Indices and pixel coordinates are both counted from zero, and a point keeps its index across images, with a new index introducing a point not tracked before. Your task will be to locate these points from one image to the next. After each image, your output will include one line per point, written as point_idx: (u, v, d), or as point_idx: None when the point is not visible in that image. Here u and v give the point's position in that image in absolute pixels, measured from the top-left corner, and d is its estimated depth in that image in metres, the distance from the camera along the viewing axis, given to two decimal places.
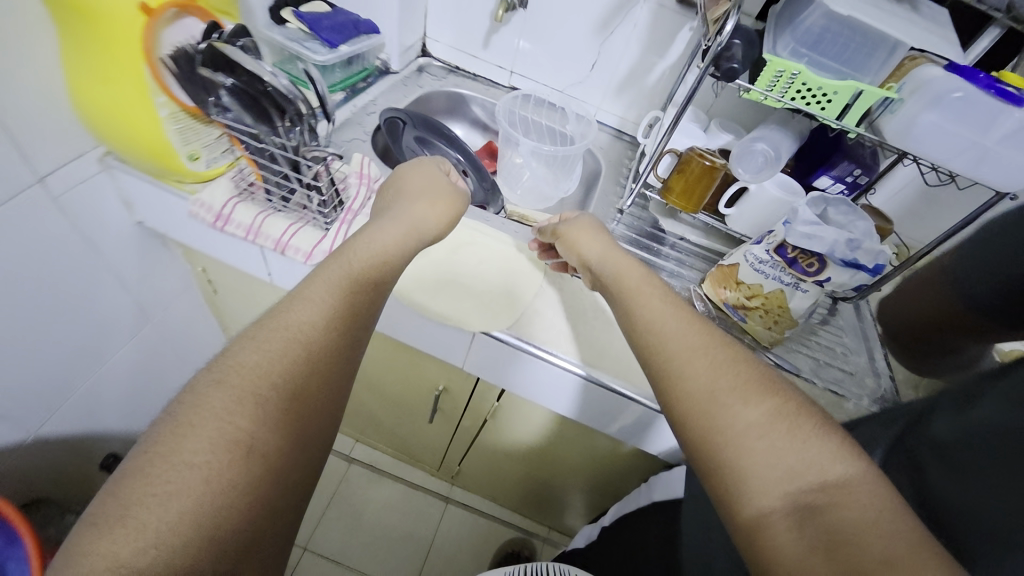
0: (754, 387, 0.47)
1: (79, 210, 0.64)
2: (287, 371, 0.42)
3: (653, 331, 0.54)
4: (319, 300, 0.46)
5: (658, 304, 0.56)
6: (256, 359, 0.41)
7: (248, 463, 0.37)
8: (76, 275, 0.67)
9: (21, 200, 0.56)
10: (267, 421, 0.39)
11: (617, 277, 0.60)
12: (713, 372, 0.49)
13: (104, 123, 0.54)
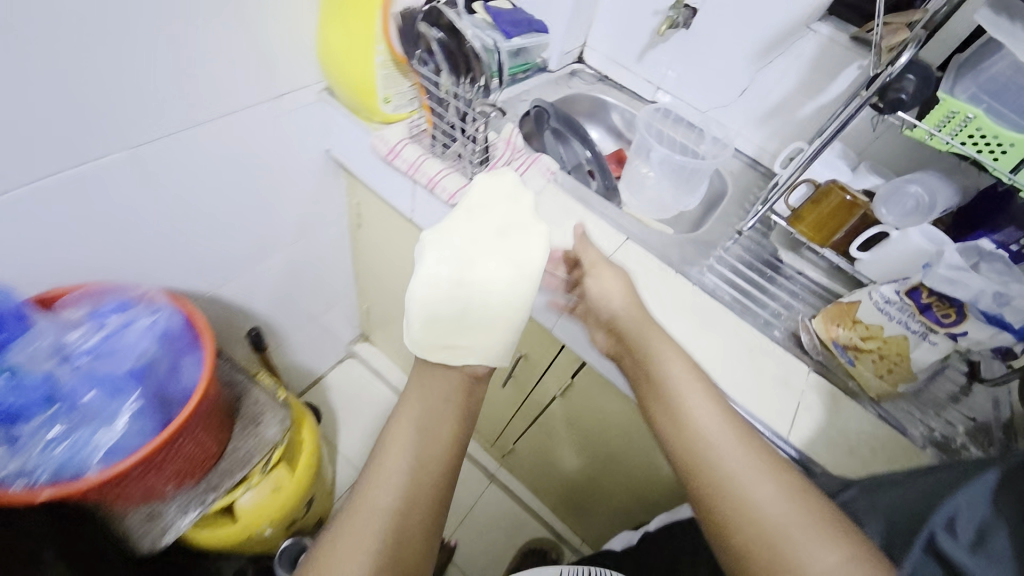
0: (784, 480, 0.42)
1: (292, 129, 0.81)
2: (432, 447, 0.51)
3: (688, 416, 0.47)
4: (433, 379, 0.56)
5: (706, 396, 0.49)
6: (387, 449, 0.50)
7: (426, 530, 0.47)
8: (274, 177, 0.83)
9: (263, 107, 0.74)
10: (423, 498, 0.48)
11: (649, 335, 0.55)
12: (751, 477, 0.42)
13: (331, 63, 0.71)
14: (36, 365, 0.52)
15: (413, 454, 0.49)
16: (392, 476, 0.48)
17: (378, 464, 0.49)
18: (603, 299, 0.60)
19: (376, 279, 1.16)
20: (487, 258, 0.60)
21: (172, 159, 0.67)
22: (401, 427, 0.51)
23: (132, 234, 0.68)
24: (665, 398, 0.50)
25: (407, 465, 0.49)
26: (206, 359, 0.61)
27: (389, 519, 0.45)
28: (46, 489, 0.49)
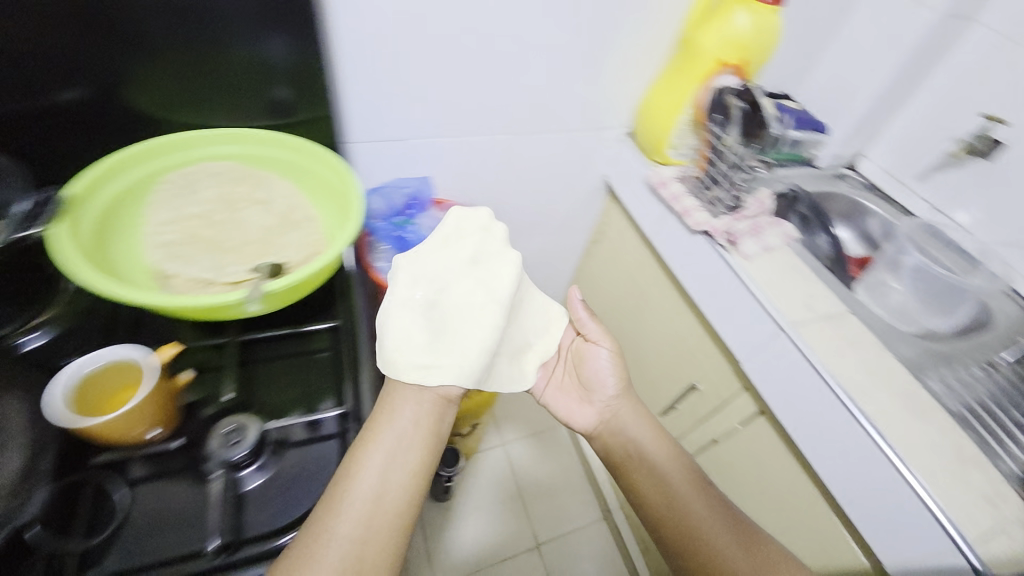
0: (741, 528, 0.62)
1: (592, 154, 1.07)
2: (398, 467, 0.54)
3: (670, 492, 0.66)
4: (401, 408, 0.58)
5: (680, 464, 0.69)
6: (356, 471, 0.52)
7: (387, 552, 0.50)
8: (565, 184, 1.11)
9: (583, 134, 1.02)
10: (385, 522, 0.51)
11: (624, 427, 0.75)
12: (717, 527, 0.62)
13: (646, 113, 0.96)
14: (425, 228, 0.87)
15: (377, 479, 0.52)
16: (351, 499, 0.51)
17: (346, 484, 0.51)
18: (600, 381, 0.78)
19: (587, 289, 1.37)
20: (452, 284, 0.66)
21: (523, 149, 0.99)
22: (371, 447, 0.54)
23: (474, 188, 1.01)
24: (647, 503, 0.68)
25: (371, 485, 0.52)
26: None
27: (353, 534, 0.49)
28: None
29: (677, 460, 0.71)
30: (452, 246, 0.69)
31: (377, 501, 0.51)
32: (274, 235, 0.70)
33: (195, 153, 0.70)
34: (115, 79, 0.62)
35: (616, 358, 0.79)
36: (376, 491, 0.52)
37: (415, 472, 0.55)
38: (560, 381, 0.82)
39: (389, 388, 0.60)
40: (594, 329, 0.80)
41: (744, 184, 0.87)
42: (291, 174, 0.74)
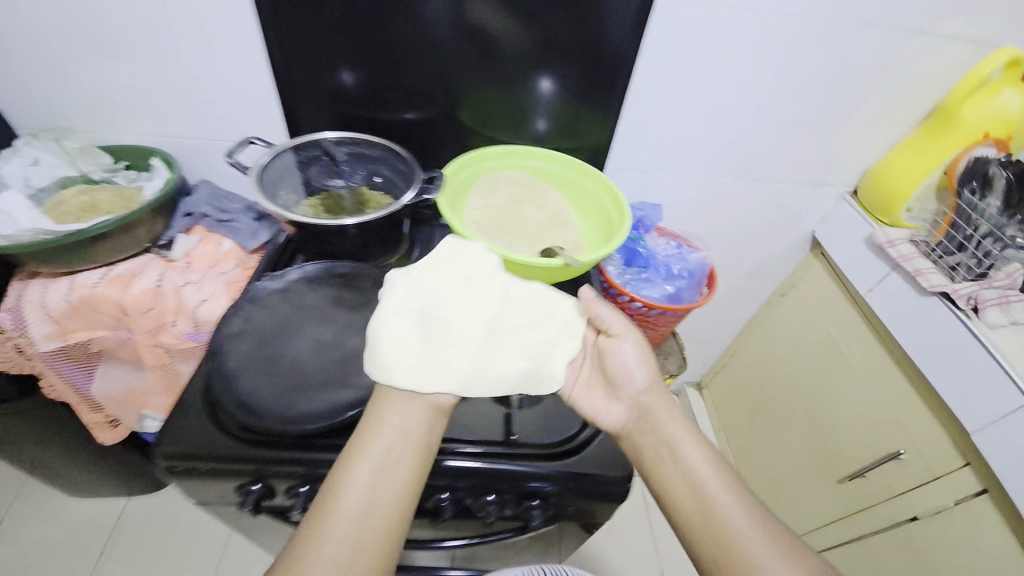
0: (780, 537, 0.56)
1: (807, 207, 1.13)
2: (386, 486, 0.55)
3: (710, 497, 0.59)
4: (395, 414, 0.58)
5: (718, 471, 0.61)
6: (339, 494, 0.53)
7: (382, 553, 0.52)
8: (771, 231, 1.18)
9: (805, 187, 1.09)
10: (374, 533, 0.52)
11: (659, 423, 0.64)
12: (762, 540, 0.55)
13: (877, 176, 1.00)
14: (646, 246, 0.96)
15: (364, 490, 0.54)
16: (335, 515, 0.52)
17: (329, 503, 0.53)
18: (625, 377, 0.66)
19: (763, 342, 1.38)
20: (446, 293, 0.65)
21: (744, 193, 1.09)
22: (358, 463, 0.55)
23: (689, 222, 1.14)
24: (695, 515, 0.58)
25: (357, 500, 0.53)
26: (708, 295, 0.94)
27: (332, 553, 0.50)
28: (621, 293, 0.91)
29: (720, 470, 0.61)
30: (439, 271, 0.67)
31: (370, 508, 0.53)
32: (547, 230, 0.89)
33: (503, 162, 0.93)
34: (453, 105, 0.92)
35: (640, 347, 0.67)
36: (367, 500, 0.53)
37: (398, 482, 0.55)
38: (586, 379, 0.68)
39: (378, 391, 0.60)
40: (613, 320, 0.68)
41: (997, 255, 0.84)
42: (563, 186, 0.93)
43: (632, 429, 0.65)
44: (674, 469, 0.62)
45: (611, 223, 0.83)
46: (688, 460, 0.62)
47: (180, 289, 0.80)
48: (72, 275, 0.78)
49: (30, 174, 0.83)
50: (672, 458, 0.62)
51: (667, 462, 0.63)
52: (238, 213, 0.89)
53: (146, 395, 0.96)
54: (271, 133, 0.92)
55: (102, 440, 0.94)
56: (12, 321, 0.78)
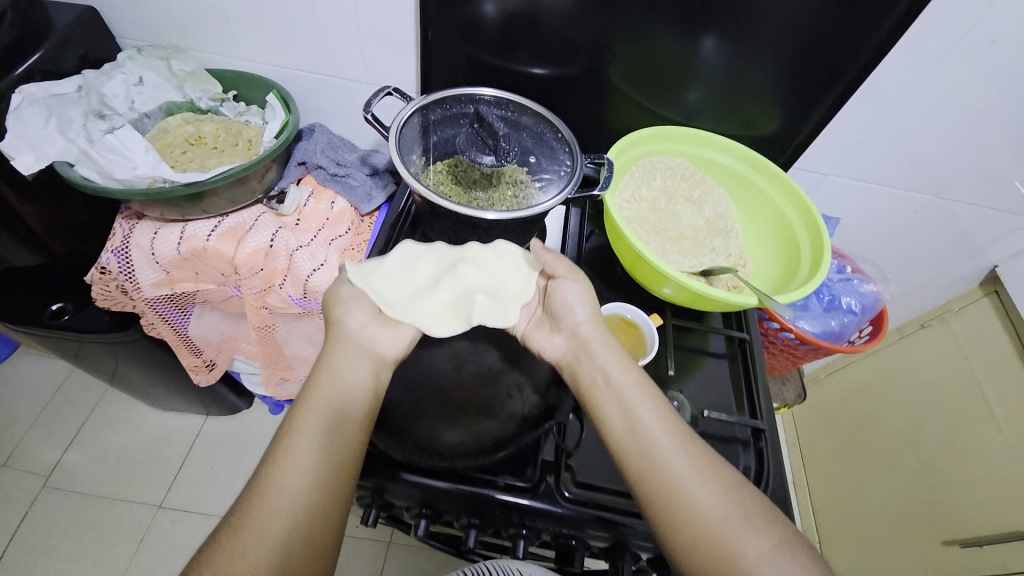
0: (729, 485, 0.45)
1: (1004, 239, 0.94)
2: (343, 434, 0.47)
3: (645, 437, 0.47)
4: (342, 369, 0.50)
5: (659, 412, 0.49)
6: (285, 459, 0.44)
7: (334, 498, 0.45)
8: (943, 257, 1.00)
9: (1013, 216, 0.89)
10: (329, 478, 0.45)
11: (593, 351, 0.54)
12: (707, 488, 0.44)
13: None
14: None
15: (318, 438, 0.46)
16: (278, 490, 0.43)
17: (277, 462, 0.44)
18: (567, 312, 0.56)
19: (878, 374, 1.24)
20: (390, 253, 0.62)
21: (930, 210, 0.92)
22: (311, 413, 0.47)
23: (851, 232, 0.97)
24: (630, 455, 0.47)
25: (315, 453, 0.45)
26: (875, 338, 0.80)
27: (288, 524, 0.42)
28: (777, 320, 0.78)
29: (653, 392, 0.51)
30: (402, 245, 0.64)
31: (336, 454, 0.46)
32: (703, 236, 0.74)
33: (666, 145, 0.77)
34: (606, 61, 0.74)
35: (588, 286, 0.58)
36: (327, 445, 0.46)
37: (357, 413, 0.49)
38: (532, 315, 0.60)
39: (333, 295, 0.56)
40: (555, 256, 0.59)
41: None
42: (731, 186, 0.77)
43: (569, 355, 0.55)
44: (605, 390, 0.51)
45: (793, 251, 0.70)
46: (620, 383, 0.51)
47: (293, 252, 0.73)
48: (185, 223, 0.71)
49: (135, 96, 0.74)
50: (604, 374, 0.52)
51: (599, 386, 0.52)
52: (353, 168, 0.78)
53: (238, 341, 0.92)
54: (392, 72, 0.78)
55: (199, 379, 0.94)
56: (119, 263, 0.71)
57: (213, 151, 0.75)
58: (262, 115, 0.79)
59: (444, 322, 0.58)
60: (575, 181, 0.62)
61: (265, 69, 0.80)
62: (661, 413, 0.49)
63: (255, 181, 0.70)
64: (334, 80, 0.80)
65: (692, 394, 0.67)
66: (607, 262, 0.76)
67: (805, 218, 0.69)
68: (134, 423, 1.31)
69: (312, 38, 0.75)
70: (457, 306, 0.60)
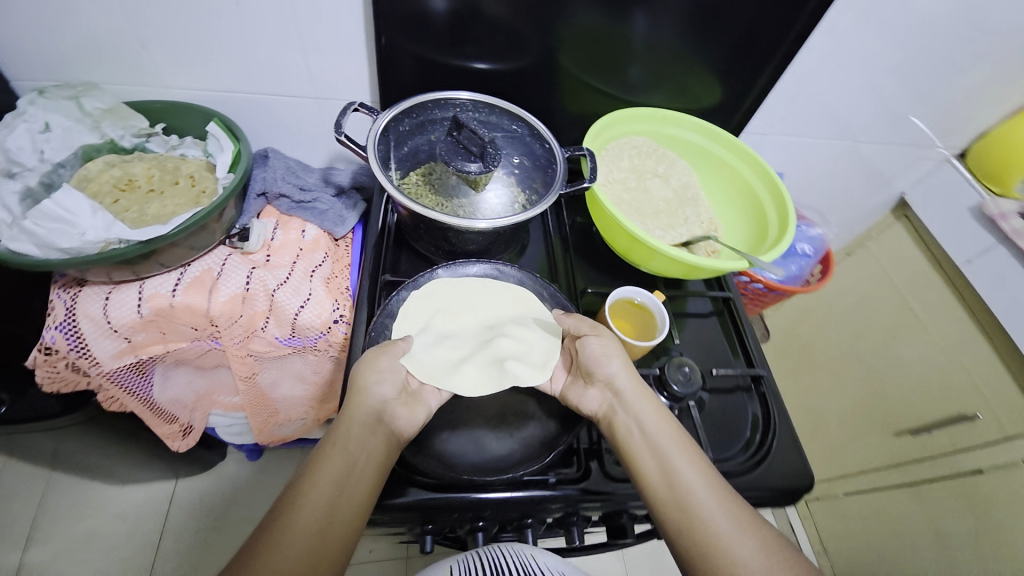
0: (767, 538, 0.46)
1: (906, 168, 1.07)
2: (349, 493, 0.47)
3: (683, 489, 0.48)
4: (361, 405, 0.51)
5: (698, 464, 0.50)
6: (292, 511, 0.45)
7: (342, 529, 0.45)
8: (861, 191, 1.14)
9: (912, 147, 1.02)
10: (343, 505, 0.46)
11: (629, 402, 0.54)
12: (746, 541, 0.45)
13: (1000, 138, 0.94)
14: None
15: (324, 494, 0.46)
16: (296, 512, 0.45)
17: (285, 515, 0.45)
18: (599, 363, 0.56)
19: (814, 305, 1.38)
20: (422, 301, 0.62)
21: (847, 151, 1.03)
22: (322, 470, 0.48)
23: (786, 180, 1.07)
24: (668, 506, 0.48)
25: (320, 510, 0.45)
26: (826, 274, 0.91)
27: (299, 541, 0.44)
28: (747, 272, 0.86)
29: (690, 447, 0.51)
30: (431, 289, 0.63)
31: (340, 512, 0.46)
32: (676, 207, 0.79)
33: (627, 125, 0.80)
34: (557, 47, 0.74)
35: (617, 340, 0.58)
36: (332, 502, 0.46)
37: (365, 473, 0.48)
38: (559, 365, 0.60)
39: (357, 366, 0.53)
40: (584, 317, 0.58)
41: None
42: (691, 156, 0.83)
43: (604, 408, 0.55)
44: (641, 443, 0.52)
45: (758, 210, 0.76)
46: (658, 438, 0.51)
47: (273, 291, 0.67)
48: (141, 281, 0.64)
49: (44, 146, 0.64)
50: (642, 430, 0.52)
51: (635, 438, 0.52)
52: (318, 190, 0.73)
53: (216, 395, 0.85)
54: (336, 81, 0.73)
55: (176, 447, 0.85)
56: (68, 339, 0.62)
57: (150, 194, 0.67)
58: (201, 145, 0.72)
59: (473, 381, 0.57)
60: (562, 177, 0.64)
61: (190, 94, 0.71)
62: (698, 464, 0.50)
63: (215, 222, 0.64)
64: (273, 97, 0.74)
65: (693, 353, 0.72)
66: (592, 246, 0.78)
67: (764, 178, 0.76)
68: (91, 508, 1.16)
69: (240, 54, 0.68)
70: (485, 360, 0.59)
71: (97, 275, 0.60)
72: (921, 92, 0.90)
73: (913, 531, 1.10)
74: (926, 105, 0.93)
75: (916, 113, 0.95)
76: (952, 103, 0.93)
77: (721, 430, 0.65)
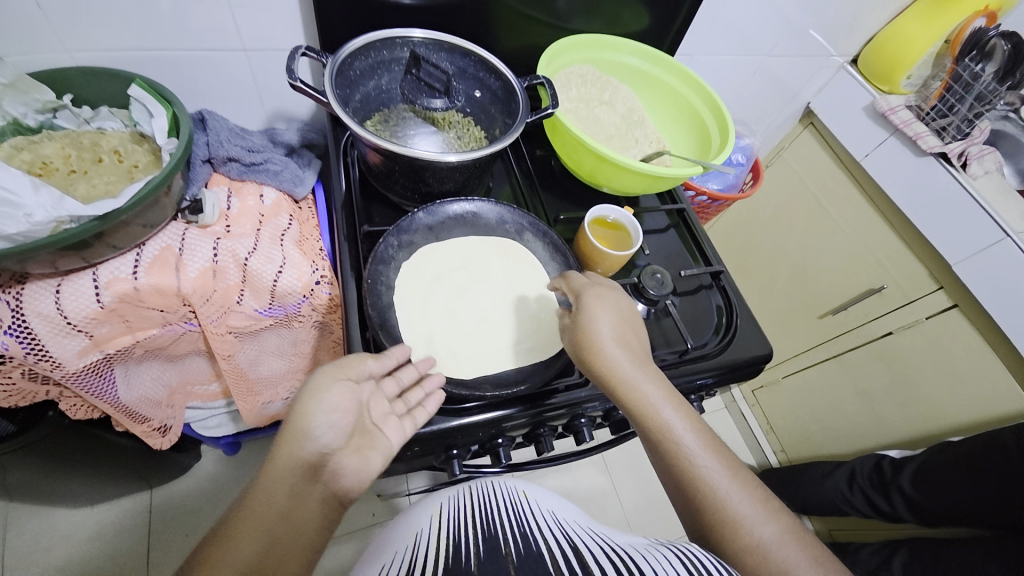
0: (748, 491, 0.46)
1: (809, 79, 1.19)
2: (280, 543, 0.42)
3: (675, 447, 0.50)
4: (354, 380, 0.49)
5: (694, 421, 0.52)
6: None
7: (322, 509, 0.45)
8: (774, 104, 1.25)
9: (814, 59, 1.13)
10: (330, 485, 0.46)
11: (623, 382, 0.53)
12: (734, 492, 0.47)
13: (883, 43, 1.08)
14: None
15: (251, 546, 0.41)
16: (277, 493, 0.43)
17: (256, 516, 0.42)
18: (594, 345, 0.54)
19: (741, 220, 1.52)
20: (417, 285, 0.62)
21: (761, 66, 1.12)
22: (279, 489, 0.43)
23: None
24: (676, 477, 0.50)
25: (249, 564, 0.40)
26: (757, 180, 1.01)
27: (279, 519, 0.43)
28: (693, 185, 0.93)
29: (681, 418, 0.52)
30: (424, 269, 0.62)
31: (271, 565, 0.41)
32: (626, 130, 0.83)
33: (571, 55, 0.82)
34: None
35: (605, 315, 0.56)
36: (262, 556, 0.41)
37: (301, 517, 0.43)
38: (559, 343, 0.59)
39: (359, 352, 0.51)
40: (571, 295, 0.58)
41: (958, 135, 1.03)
42: (632, 81, 0.86)
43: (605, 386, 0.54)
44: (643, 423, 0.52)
45: (699, 124, 0.83)
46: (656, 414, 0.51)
47: (245, 261, 0.64)
48: (93, 268, 0.58)
49: None
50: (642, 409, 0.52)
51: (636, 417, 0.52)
52: (268, 151, 0.70)
53: (190, 386, 0.83)
54: (259, 30, 0.67)
55: (159, 445, 0.81)
56: (23, 344, 0.56)
57: (73, 175, 0.60)
58: (121, 116, 0.65)
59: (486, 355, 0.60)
60: (526, 105, 0.65)
61: (96, 57, 0.63)
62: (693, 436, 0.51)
63: (166, 195, 0.59)
64: (189, 54, 0.67)
65: (660, 263, 0.78)
66: (553, 177, 0.81)
67: (701, 94, 0.82)
68: (60, 536, 1.08)
69: (142, 8, 0.60)
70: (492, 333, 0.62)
71: (41, 267, 0.54)
72: (819, 4, 1.00)
73: (844, 397, 1.30)
74: (821, 17, 1.03)
75: (816, 25, 1.04)
76: (843, 13, 1.04)
77: (694, 323, 0.73)
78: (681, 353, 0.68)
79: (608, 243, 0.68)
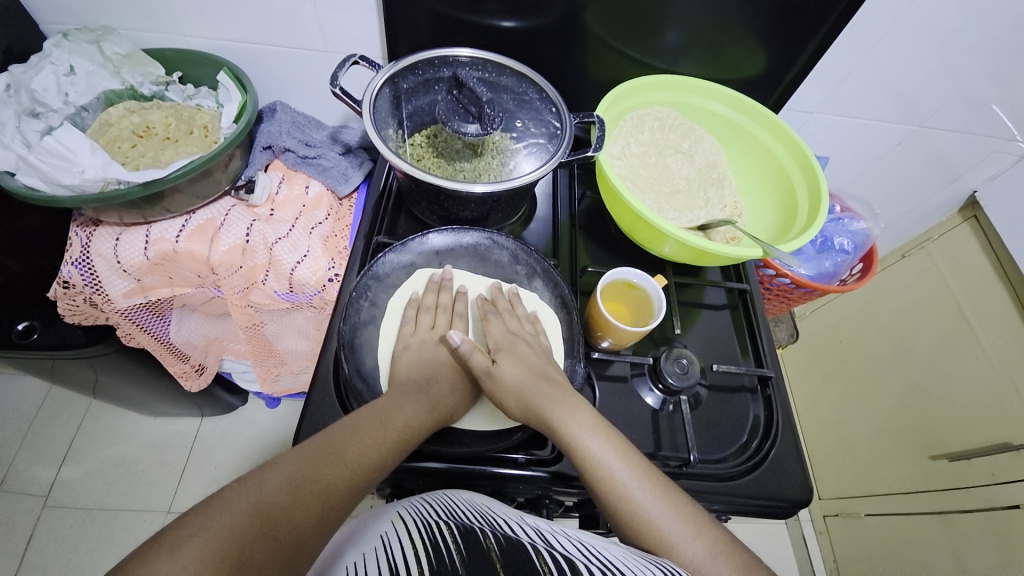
0: None
1: (981, 162, 0.94)
2: (257, 545, 0.34)
3: (612, 476, 0.44)
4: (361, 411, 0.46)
5: (575, 407, 0.49)
6: (161, 565, 0.30)
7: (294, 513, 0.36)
8: (925, 185, 1.01)
9: (991, 141, 0.89)
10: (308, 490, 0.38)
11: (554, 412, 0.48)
12: (640, 489, 0.44)
13: None
14: None
15: (223, 536, 0.33)
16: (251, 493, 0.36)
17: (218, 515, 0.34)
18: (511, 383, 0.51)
19: (855, 312, 1.26)
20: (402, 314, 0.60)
21: (913, 138, 0.91)
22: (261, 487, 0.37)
23: None
24: (613, 501, 0.44)
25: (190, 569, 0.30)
26: (867, 273, 0.82)
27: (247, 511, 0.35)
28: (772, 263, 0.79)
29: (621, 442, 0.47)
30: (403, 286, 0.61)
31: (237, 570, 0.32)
32: (698, 187, 0.72)
33: (653, 94, 0.73)
34: (581, 4, 0.67)
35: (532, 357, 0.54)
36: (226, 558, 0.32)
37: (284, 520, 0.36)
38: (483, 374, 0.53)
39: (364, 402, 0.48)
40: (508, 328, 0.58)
41: None
42: (721, 133, 0.75)
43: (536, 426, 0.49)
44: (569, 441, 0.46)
45: (790, 196, 0.69)
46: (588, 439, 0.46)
47: (272, 245, 0.68)
48: (148, 225, 0.66)
49: (68, 89, 0.66)
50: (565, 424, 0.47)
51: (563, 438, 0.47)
52: (324, 147, 0.73)
53: (226, 342, 0.89)
54: (348, 34, 0.71)
55: (191, 387, 0.89)
56: (84, 276, 0.65)
57: (166, 141, 0.68)
58: (215, 96, 0.73)
59: (453, 409, 0.56)
60: (568, 143, 0.59)
61: (210, 43, 0.72)
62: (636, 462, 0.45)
63: (220, 171, 0.64)
64: (284, 49, 0.73)
65: (699, 347, 0.67)
66: (601, 224, 0.73)
67: (800, 161, 0.68)
68: (125, 436, 1.26)
69: (250, 3, 0.66)
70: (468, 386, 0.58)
71: (109, 217, 0.63)
72: (1007, 75, 0.77)
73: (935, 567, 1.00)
74: (1012, 92, 0.80)
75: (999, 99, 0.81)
76: None
77: (716, 430, 0.61)
78: (683, 463, 0.56)
79: (629, 317, 0.60)
